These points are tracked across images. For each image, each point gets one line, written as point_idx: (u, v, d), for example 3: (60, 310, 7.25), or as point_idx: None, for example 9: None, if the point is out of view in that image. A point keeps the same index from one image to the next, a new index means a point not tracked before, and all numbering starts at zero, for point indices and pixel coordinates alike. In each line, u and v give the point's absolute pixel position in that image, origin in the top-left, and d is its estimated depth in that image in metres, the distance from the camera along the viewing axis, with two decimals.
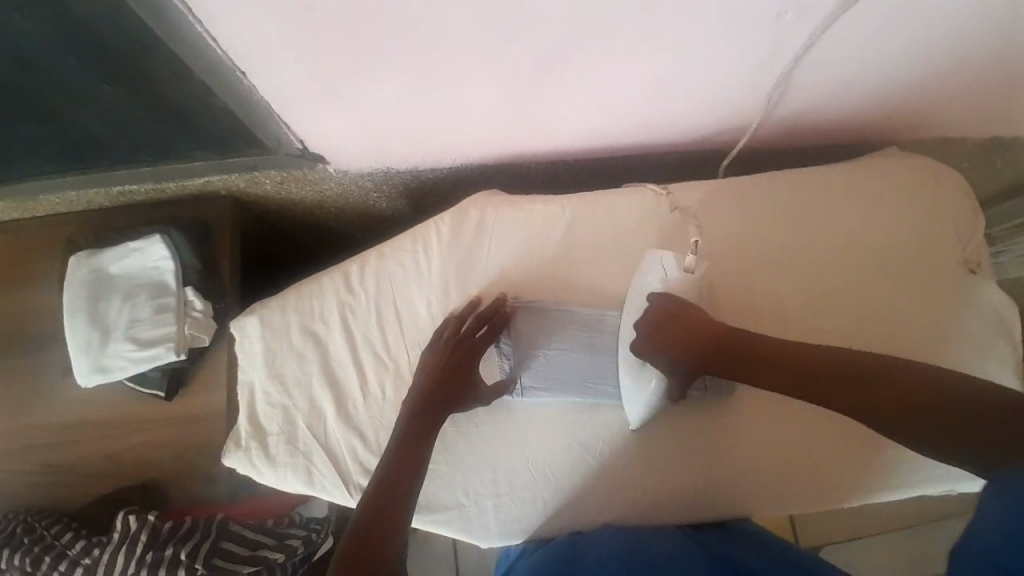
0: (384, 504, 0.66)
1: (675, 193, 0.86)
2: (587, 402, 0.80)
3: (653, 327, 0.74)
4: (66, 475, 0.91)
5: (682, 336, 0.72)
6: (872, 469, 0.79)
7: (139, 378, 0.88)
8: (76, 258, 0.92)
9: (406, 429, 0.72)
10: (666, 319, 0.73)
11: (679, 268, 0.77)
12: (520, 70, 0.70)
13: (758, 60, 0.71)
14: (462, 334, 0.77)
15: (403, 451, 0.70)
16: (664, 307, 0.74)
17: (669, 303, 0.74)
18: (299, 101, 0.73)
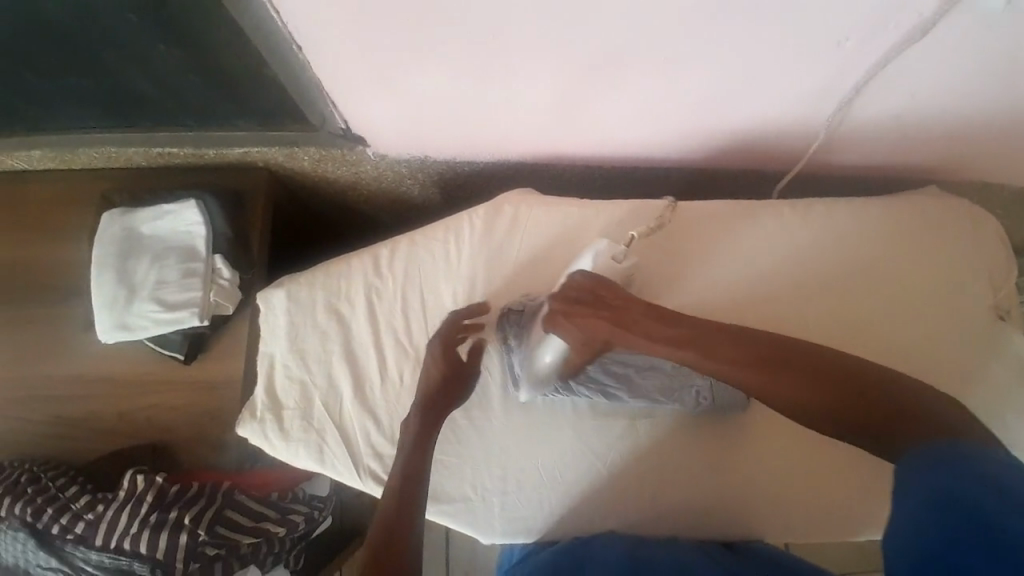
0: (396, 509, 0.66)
1: (680, 207, 0.86)
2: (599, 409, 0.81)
3: (572, 301, 0.65)
4: (78, 429, 0.91)
5: (604, 311, 0.64)
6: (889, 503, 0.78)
7: (160, 339, 0.88)
8: (109, 214, 0.93)
9: (416, 431, 0.71)
10: (588, 296, 0.65)
11: (608, 255, 0.77)
12: (575, 72, 0.70)
13: (810, 85, 0.71)
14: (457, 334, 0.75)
15: (416, 455, 0.69)
16: (591, 284, 0.66)
17: (594, 278, 0.66)
18: (350, 81, 0.73)
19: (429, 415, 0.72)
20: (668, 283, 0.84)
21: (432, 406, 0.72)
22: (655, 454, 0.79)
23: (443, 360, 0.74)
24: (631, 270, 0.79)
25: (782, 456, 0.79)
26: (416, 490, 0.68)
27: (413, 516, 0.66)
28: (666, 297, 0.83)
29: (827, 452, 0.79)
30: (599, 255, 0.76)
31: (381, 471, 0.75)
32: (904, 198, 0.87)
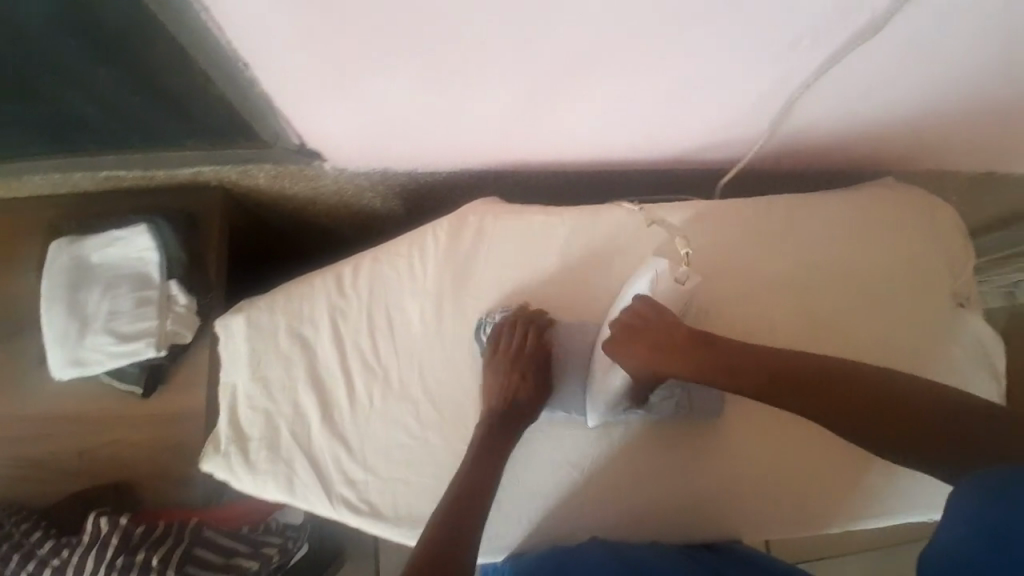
0: (464, 511, 0.68)
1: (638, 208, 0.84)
2: (574, 417, 0.79)
3: (628, 334, 0.72)
4: (26, 474, 0.86)
5: (657, 343, 0.71)
6: (860, 495, 0.79)
7: (116, 373, 0.85)
8: (55, 243, 0.88)
9: (486, 438, 0.73)
10: (642, 321, 0.72)
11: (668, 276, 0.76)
12: (535, 78, 0.68)
13: (771, 84, 0.71)
14: (519, 350, 0.76)
15: (481, 470, 0.71)
16: (648, 309, 0.72)
17: (651, 304, 0.72)
18: (304, 97, 0.70)
19: (494, 436, 0.73)
20: None
21: (500, 431, 0.73)
22: (631, 461, 0.79)
23: (507, 382, 0.75)
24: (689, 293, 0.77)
25: (756, 454, 0.79)
26: (476, 504, 0.69)
27: (466, 542, 0.66)
28: None
29: (799, 448, 0.79)
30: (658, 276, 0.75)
31: (355, 498, 0.73)
32: (865, 190, 0.88)
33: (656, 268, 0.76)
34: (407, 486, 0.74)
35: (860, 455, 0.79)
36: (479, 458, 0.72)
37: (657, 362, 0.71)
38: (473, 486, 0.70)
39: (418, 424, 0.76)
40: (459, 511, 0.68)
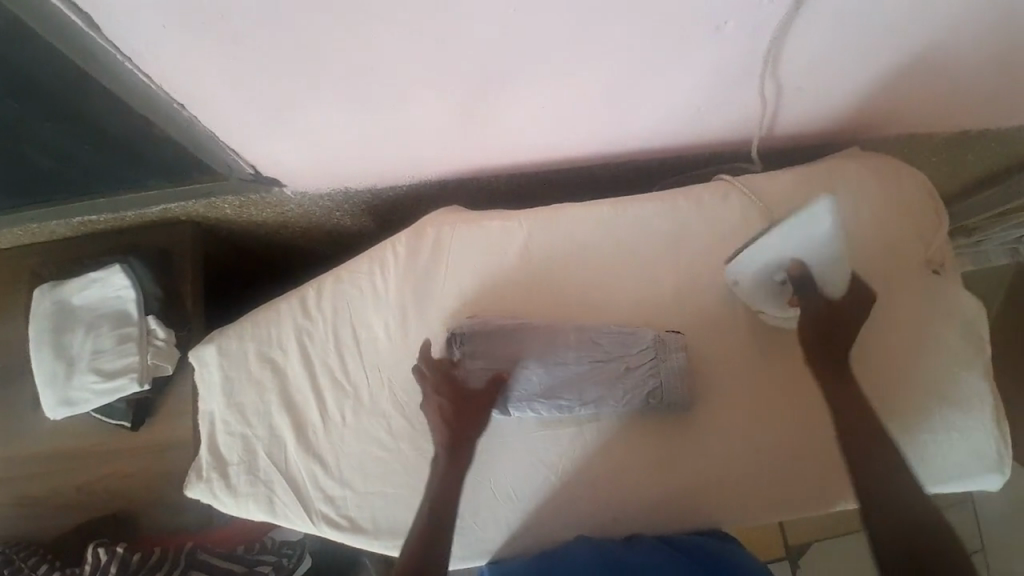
0: (435, 521, 0.69)
1: (595, 204, 0.84)
2: (547, 419, 0.80)
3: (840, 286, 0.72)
4: (31, 513, 0.90)
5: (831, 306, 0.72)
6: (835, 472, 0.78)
7: (105, 409, 0.88)
8: (38, 290, 0.91)
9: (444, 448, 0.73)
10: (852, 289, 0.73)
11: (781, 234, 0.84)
12: (466, 85, 0.69)
13: (701, 69, 0.71)
14: (448, 365, 0.76)
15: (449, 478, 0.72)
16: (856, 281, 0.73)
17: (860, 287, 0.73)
18: (247, 128, 0.73)
19: (456, 451, 0.73)
20: (606, 283, 0.83)
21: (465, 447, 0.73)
22: (603, 458, 0.79)
23: (456, 393, 0.74)
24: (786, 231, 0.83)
25: (727, 440, 0.79)
26: (447, 512, 0.70)
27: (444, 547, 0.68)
28: (627, 299, 0.82)
29: (768, 430, 0.79)
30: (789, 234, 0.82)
31: (334, 514, 0.75)
32: (825, 164, 0.86)
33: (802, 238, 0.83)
34: (382, 498, 0.76)
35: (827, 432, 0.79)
36: (447, 474, 0.72)
37: (824, 329, 0.72)
38: (444, 500, 0.71)
39: (390, 437, 0.77)
40: (432, 525, 0.69)
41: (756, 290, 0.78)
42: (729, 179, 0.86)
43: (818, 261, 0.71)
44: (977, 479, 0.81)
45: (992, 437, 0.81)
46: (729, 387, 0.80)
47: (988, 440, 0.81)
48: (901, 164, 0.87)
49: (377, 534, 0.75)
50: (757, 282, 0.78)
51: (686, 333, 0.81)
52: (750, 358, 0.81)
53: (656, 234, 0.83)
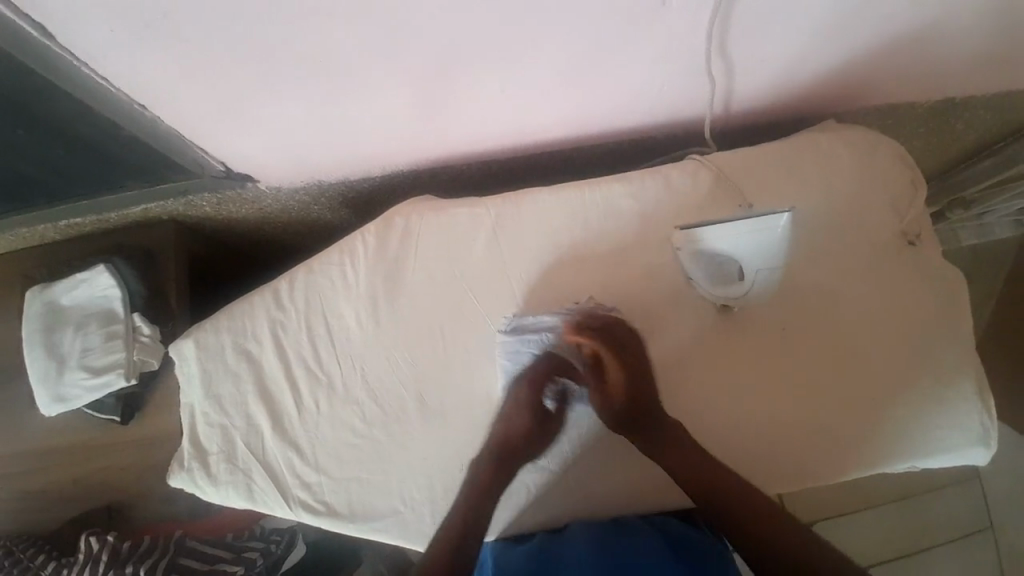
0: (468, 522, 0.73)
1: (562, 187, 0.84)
2: None
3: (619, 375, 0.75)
4: (31, 505, 0.94)
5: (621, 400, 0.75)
6: (796, 461, 0.79)
7: (94, 405, 0.91)
8: (30, 291, 0.94)
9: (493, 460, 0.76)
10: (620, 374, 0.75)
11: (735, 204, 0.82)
12: (420, 73, 0.69)
13: (658, 45, 0.70)
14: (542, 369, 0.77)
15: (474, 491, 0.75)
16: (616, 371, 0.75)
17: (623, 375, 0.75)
18: (211, 126, 0.74)
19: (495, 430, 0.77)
20: (575, 267, 0.82)
21: (502, 447, 0.76)
22: (573, 441, 0.80)
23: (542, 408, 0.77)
24: (741, 199, 0.81)
25: (689, 422, 0.80)
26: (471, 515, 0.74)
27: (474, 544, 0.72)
28: (597, 282, 0.82)
29: (737, 412, 0.80)
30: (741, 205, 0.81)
31: (310, 499, 0.77)
32: (798, 136, 0.84)
33: (747, 206, 0.81)
34: (357, 484, 0.78)
35: (777, 433, 0.79)
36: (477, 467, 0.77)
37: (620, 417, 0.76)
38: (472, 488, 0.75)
39: (363, 423, 0.79)
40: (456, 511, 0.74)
41: (696, 263, 0.79)
42: (697, 155, 0.85)
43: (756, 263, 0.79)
44: (964, 454, 0.79)
45: (978, 413, 0.79)
46: (682, 378, 0.81)
47: (974, 414, 0.79)
48: (877, 135, 0.85)
49: (354, 516, 0.77)
50: None
51: (656, 315, 0.81)
52: (716, 340, 0.81)
53: (625, 215, 0.82)
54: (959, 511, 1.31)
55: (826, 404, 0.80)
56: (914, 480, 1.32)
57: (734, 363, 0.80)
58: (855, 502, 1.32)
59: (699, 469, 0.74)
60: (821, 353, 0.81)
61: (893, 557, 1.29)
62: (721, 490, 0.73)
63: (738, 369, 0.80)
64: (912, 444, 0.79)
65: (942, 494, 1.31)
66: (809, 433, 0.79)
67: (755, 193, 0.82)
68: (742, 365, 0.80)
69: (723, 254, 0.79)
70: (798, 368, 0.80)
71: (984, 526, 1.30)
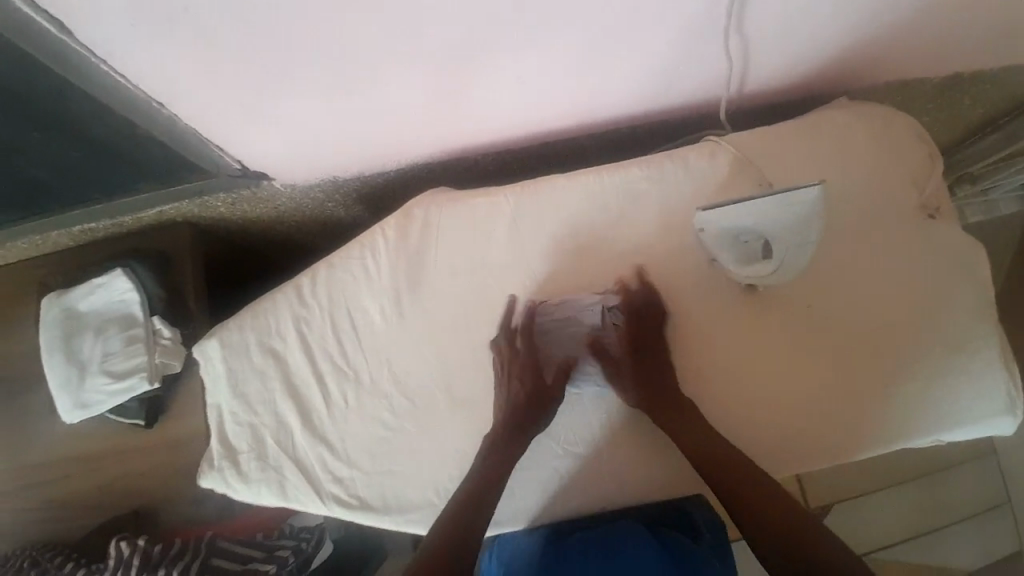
0: (480, 510, 0.73)
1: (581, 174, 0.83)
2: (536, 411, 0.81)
3: (639, 345, 0.79)
4: (57, 512, 0.94)
5: (648, 366, 0.78)
6: (814, 452, 0.79)
7: (118, 409, 0.91)
8: (47, 298, 0.94)
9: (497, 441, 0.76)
10: (640, 345, 0.79)
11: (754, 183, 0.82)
12: (439, 63, 0.68)
13: (677, 27, 0.70)
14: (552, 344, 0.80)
15: (487, 479, 0.74)
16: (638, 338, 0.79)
17: (642, 340, 0.79)
18: (229, 123, 0.74)
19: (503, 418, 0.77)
20: (596, 253, 0.82)
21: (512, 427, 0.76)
22: (603, 426, 0.80)
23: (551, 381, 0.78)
24: (761, 178, 0.81)
25: (712, 401, 0.80)
26: (483, 500, 0.73)
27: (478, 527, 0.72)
28: (619, 268, 0.82)
29: (761, 391, 0.80)
30: (761, 183, 0.81)
31: (343, 493, 0.77)
32: (817, 113, 0.84)
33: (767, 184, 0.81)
34: (389, 477, 0.78)
35: (802, 410, 0.80)
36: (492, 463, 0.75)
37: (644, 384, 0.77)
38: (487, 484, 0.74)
39: (393, 416, 0.79)
40: (480, 500, 0.73)
41: (721, 243, 0.79)
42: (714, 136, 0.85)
43: (783, 241, 0.75)
44: (987, 424, 0.79)
45: (1000, 382, 0.79)
46: (709, 366, 0.81)
47: (997, 383, 0.79)
48: (892, 110, 0.85)
49: (388, 508, 0.77)
50: (726, 237, 0.78)
51: (679, 297, 0.81)
52: (740, 320, 0.81)
53: (646, 199, 0.82)
54: (975, 487, 1.31)
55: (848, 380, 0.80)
56: (925, 458, 1.32)
57: (755, 343, 0.80)
58: (862, 484, 1.32)
59: (724, 459, 0.74)
60: (843, 329, 0.81)
61: (902, 538, 1.30)
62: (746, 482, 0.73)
63: (760, 349, 0.80)
64: (935, 415, 0.79)
65: (961, 470, 1.32)
66: (833, 409, 0.80)
67: (772, 170, 0.82)
68: (763, 344, 0.80)
69: (748, 232, 0.77)
70: (821, 343, 0.80)
71: (1000, 501, 1.31)
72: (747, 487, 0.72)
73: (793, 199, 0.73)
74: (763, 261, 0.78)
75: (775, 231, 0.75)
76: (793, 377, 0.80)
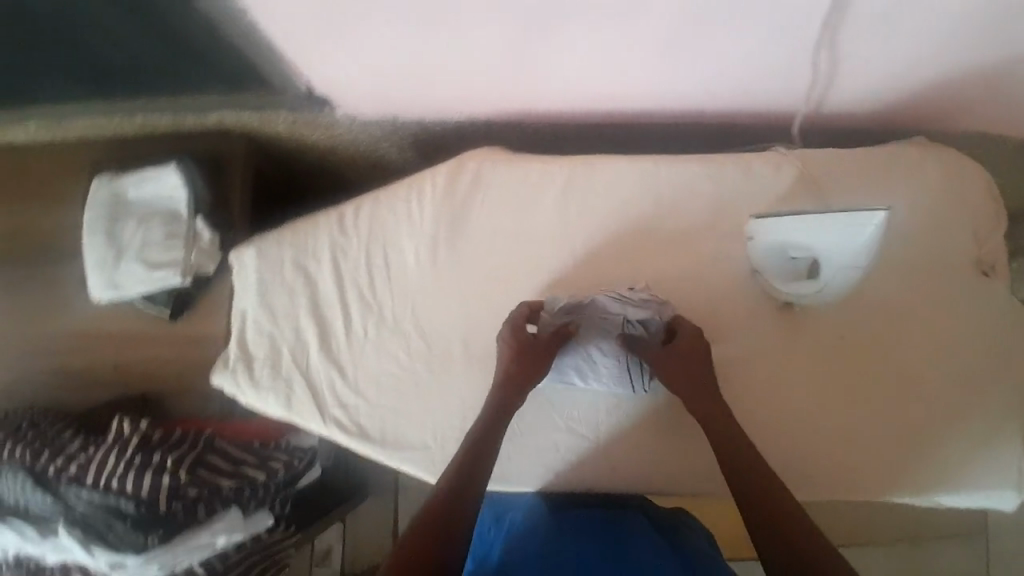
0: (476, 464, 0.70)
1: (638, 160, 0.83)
2: (551, 396, 0.81)
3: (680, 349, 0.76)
4: (72, 382, 0.97)
5: (683, 372, 0.75)
6: (815, 483, 0.78)
7: (147, 296, 0.94)
8: (99, 179, 0.96)
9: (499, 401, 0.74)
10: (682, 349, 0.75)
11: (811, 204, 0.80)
12: (522, 22, 0.68)
13: (767, 30, 0.69)
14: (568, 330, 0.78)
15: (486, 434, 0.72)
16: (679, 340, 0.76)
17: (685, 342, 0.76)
18: (305, 43, 0.74)
19: (509, 386, 0.75)
20: (638, 242, 0.81)
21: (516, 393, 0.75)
22: (612, 413, 0.80)
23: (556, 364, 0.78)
24: (819, 201, 0.80)
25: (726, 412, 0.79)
26: (482, 455, 0.71)
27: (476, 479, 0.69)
28: (658, 263, 0.81)
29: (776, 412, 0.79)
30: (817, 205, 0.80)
31: (346, 419, 0.79)
32: (887, 149, 0.82)
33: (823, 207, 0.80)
34: (392, 413, 0.79)
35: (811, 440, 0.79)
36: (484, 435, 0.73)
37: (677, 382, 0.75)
38: (476, 455, 0.71)
39: (407, 356, 0.80)
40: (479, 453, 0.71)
41: (768, 255, 0.78)
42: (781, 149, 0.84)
43: (834, 266, 0.75)
44: (995, 495, 0.77)
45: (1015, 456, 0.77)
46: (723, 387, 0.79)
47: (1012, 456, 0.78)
48: (967, 159, 0.83)
49: (386, 443, 0.78)
50: (774, 250, 0.78)
51: (714, 304, 0.80)
52: (769, 338, 0.80)
53: (698, 198, 0.81)
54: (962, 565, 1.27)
55: (862, 419, 0.79)
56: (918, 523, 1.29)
57: (779, 364, 0.80)
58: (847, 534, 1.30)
59: (730, 481, 0.70)
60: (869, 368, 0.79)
61: None
62: (761, 496, 0.67)
63: (782, 371, 0.79)
64: (943, 474, 0.78)
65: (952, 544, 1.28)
66: (841, 444, 0.79)
67: (831, 194, 0.80)
68: (786, 366, 0.79)
69: (800, 249, 0.76)
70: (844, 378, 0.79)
71: None
72: (769, 500, 0.67)
73: (849, 221, 0.72)
74: (806, 282, 0.77)
75: (832, 252, 0.75)
76: (808, 405, 0.79)
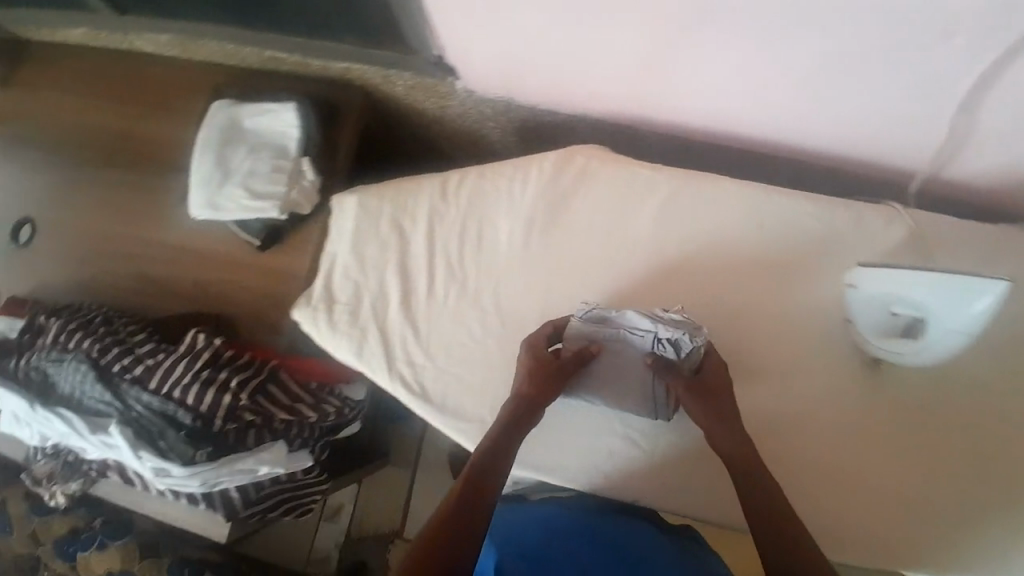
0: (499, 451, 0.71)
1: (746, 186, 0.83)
2: (582, 409, 0.79)
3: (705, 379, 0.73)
4: (154, 290, 1.02)
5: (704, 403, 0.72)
6: (865, 546, 0.74)
7: (241, 223, 0.97)
8: (218, 103, 1.01)
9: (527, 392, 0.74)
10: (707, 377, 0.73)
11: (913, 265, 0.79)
12: (667, 31, 0.70)
13: (906, 83, 0.69)
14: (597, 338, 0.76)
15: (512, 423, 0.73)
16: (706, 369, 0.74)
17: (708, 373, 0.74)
18: (452, 12, 0.78)
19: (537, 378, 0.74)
20: (730, 266, 0.81)
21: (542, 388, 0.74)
22: (675, 430, 0.78)
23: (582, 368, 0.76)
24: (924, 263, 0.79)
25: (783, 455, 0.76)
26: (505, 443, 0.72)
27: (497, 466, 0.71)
28: (747, 290, 0.81)
29: (837, 464, 0.76)
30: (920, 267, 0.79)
31: (411, 378, 0.80)
32: (1002, 227, 0.81)
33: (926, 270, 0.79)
34: (456, 382, 0.80)
35: (866, 500, 0.75)
36: (506, 426, 0.73)
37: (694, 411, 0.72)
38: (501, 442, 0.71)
39: (482, 330, 0.81)
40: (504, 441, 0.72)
41: (869, 304, 0.75)
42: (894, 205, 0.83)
43: (937, 332, 0.71)
44: None
45: None
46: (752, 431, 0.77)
47: None
48: None
49: (445, 411, 0.79)
50: (876, 301, 0.74)
51: (796, 343, 0.79)
52: (846, 389, 0.78)
53: (800, 235, 0.81)
54: None
55: (921, 490, 0.75)
56: None
57: (845, 415, 0.77)
58: None
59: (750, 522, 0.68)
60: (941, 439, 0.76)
61: None
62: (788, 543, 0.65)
63: (846, 422, 0.77)
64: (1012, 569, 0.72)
65: None
66: (899, 512, 0.74)
67: (936, 258, 0.79)
68: (851, 419, 0.77)
69: (904, 305, 0.72)
70: (914, 444, 0.76)
71: None
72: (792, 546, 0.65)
73: (963, 287, 0.68)
74: (904, 341, 0.73)
75: (938, 315, 0.70)
76: (874, 465, 0.76)
